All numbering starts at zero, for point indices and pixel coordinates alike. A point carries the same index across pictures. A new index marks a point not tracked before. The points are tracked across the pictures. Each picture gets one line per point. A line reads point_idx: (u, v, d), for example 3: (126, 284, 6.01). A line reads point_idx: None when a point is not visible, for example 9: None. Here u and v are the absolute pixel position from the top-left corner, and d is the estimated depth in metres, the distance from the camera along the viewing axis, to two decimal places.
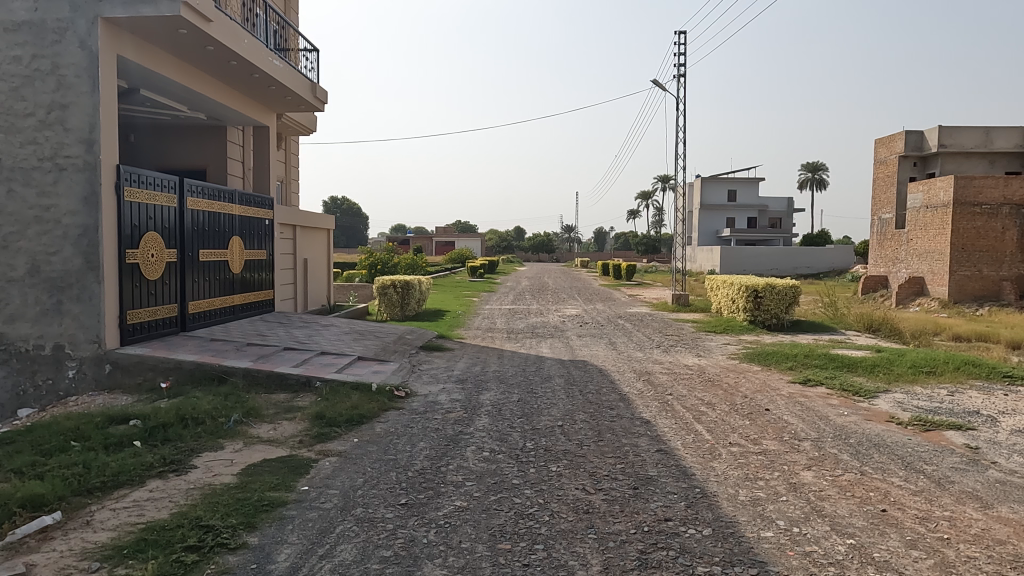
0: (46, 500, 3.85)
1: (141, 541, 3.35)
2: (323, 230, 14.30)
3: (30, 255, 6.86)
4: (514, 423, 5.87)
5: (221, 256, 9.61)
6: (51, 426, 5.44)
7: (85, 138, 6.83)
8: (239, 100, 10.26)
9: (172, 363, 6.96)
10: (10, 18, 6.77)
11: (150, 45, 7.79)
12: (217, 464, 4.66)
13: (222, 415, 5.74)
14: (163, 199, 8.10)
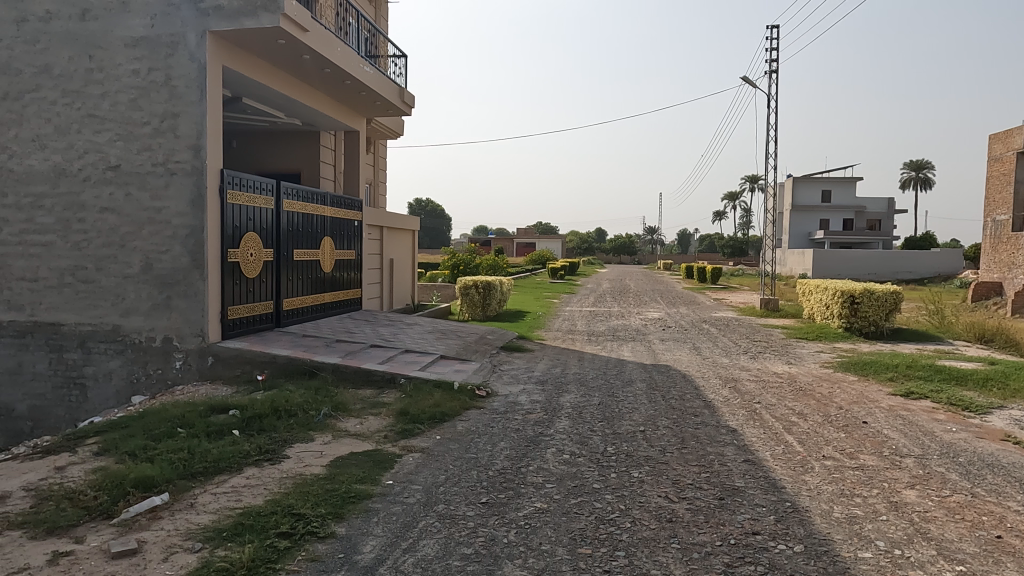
0: (155, 482, 4.14)
1: (239, 525, 3.54)
2: (408, 231, 14.66)
3: (144, 253, 7.42)
4: (596, 427, 5.81)
5: (313, 256, 10.03)
6: (160, 412, 5.84)
7: (192, 145, 7.29)
8: (332, 106, 10.68)
9: (267, 357, 7.30)
10: (129, 34, 7.31)
11: (252, 55, 8.22)
12: (307, 455, 4.86)
13: (313, 408, 5.99)
14: (261, 202, 8.54)
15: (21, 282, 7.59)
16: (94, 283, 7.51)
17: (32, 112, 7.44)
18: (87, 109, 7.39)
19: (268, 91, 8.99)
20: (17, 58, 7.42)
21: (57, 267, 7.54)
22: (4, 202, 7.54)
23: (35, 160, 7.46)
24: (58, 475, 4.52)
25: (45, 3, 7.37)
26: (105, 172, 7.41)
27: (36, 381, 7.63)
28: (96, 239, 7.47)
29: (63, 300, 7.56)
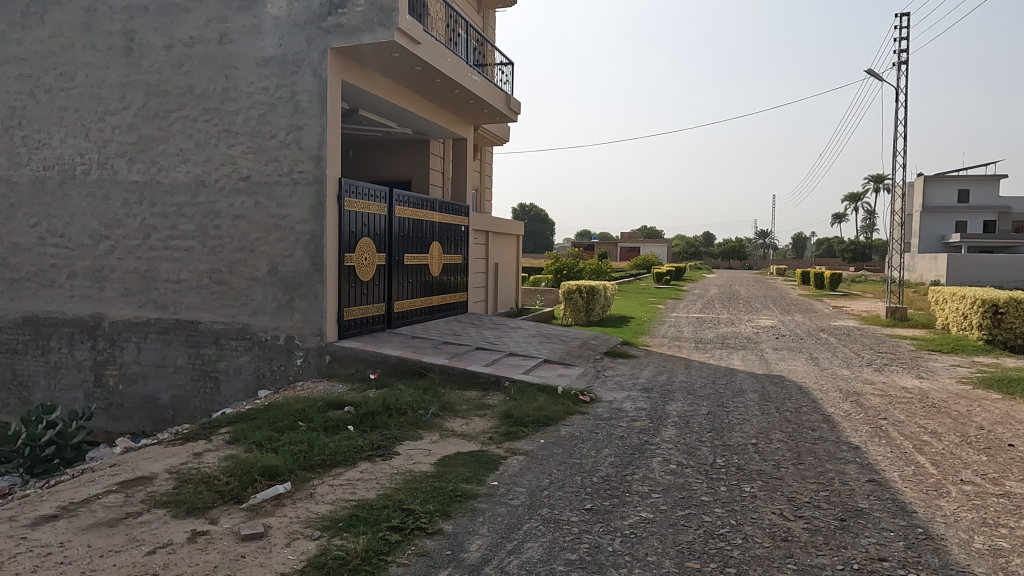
0: (278, 471, 4.43)
1: (354, 516, 3.72)
2: (513, 235, 14.84)
3: (271, 258, 7.98)
4: (704, 437, 5.62)
5: (423, 260, 10.37)
6: (284, 406, 6.24)
7: (314, 156, 7.75)
8: (442, 115, 11.01)
9: (379, 357, 7.63)
10: (260, 54, 7.89)
11: (369, 69, 8.63)
12: (416, 453, 5.04)
13: (422, 408, 6.20)
14: (375, 208, 8.94)
15: (166, 284, 8.37)
16: (227, 285, 8.16)
17: (177, 129, 8.19)
18: (223, 125, 8.05)
19: (383, 103, 9.39)
20: (165, 80, 8.20)
21: (196, 269, 8.25)
22: (153, 211, 8.34)
23: (179, 172, 8.21)
24: (196, 460, 4.94)
25: (189, 29, 8.10)
26: (238, 183, 8.03)
27: (177, 374, 8.38)
28: (230, 244, 8.11)
29: (200, 300, 8.25)
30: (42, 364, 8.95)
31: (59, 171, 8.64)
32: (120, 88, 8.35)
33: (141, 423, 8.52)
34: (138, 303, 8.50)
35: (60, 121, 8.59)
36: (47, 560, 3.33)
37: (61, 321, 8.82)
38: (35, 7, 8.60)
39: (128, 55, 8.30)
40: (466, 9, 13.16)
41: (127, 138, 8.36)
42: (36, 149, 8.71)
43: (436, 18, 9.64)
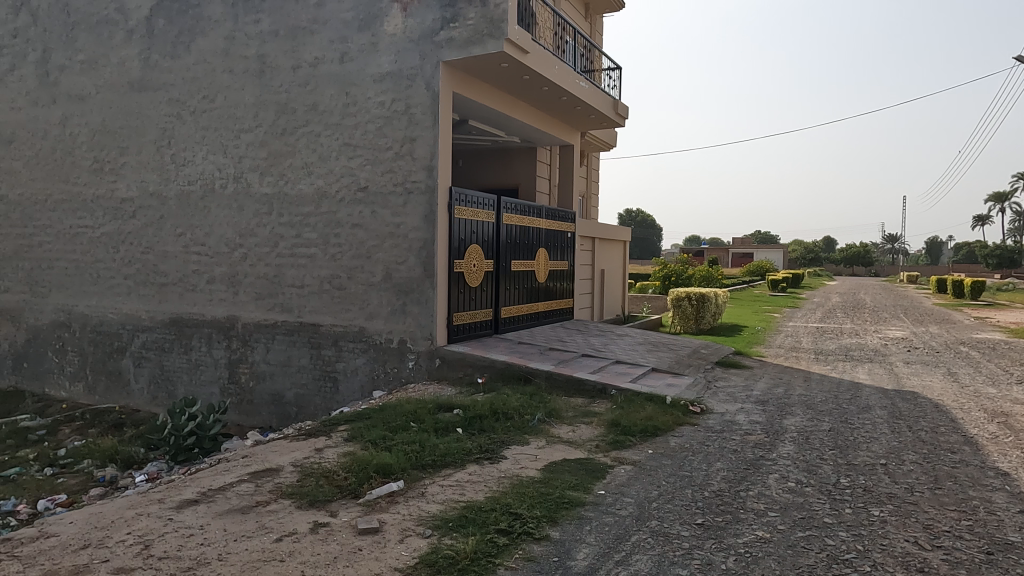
0: (392, 469, 4.61)
1: (463, 517, 3.81)
2: (620, 241, 14.67)
3: (386, 264, 8.34)
4: (826, 455, 5.29)
5: (530, 267, 10.46)
6: (397, 407, 6.49)
7: (427, 166, 8.03)
8: (550, 122, 11.09)
9: (487, 361, 7.77)
10: (378, 70, 8.29)
11: (479, 80, 8.85)
12: (523, 458, 5.08)
13: (528, 413, 6.24)
14: (484, 216, 9.13)
15: (291, 288, 8.95)
16: (345, 290, 8.61)
17: (302, 144, 8.76)
18: (343, 139, 8.51)
19: (492, 112, 9.60)
20: (293, 99, 8.79)
21: (318, 275, 8.76)
22: (281, 220, 8.96)
23: (304, 184, 8.77)
24: (317, 455, 5.24)
25: (314, 50, 8.65)
26: (357, 193, 8.46)
27: (300, 373, 8.93)
28: (349, 251, 8.55)
29: (322, 304, 8.76)
30: (185, 361, 9.83)
31: (201, 185, 9.48)
32: (253, 108, 9.05)
33: (268, 418, 9.15)
34: (268, 306, 9.14)
35: (202, 139, 9.42)
36: (190, 541, 3.64)
37: (201, 322, 9.65)
38: (183, 38, 9.50)
39: (261, 77, 8.98)
40: (574, 17, 13.20)
41: (259, 154, 9.04)
42: (182, 165, 9.60)
43: (545, 27, 9.73)
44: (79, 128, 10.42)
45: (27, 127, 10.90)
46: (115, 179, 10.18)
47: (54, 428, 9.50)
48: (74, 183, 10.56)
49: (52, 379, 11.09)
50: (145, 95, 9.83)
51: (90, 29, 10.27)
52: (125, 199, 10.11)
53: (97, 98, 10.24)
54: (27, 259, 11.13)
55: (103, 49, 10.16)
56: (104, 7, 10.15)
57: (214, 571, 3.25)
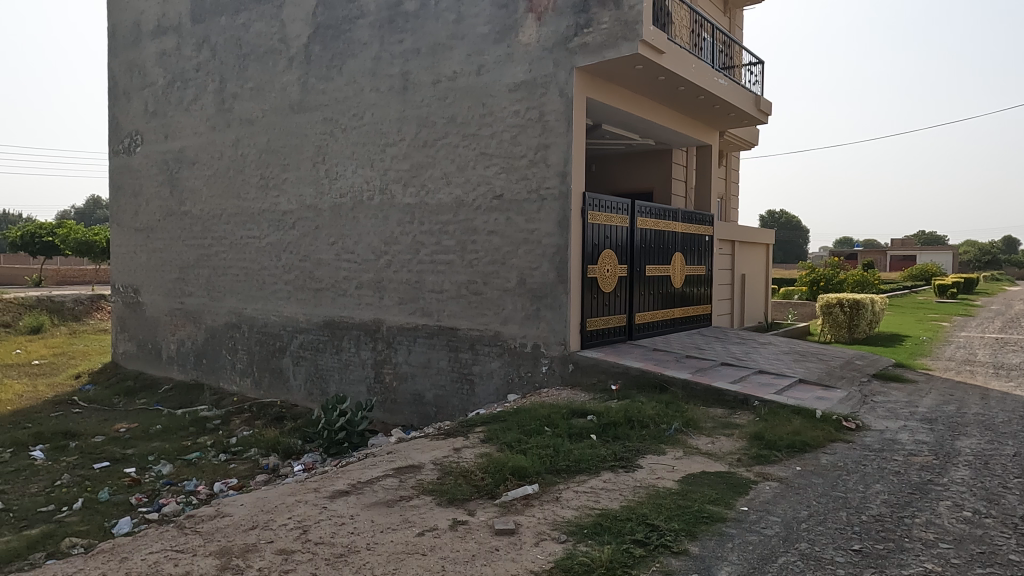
0: (527, 473, 4.67)
1: (599, 524, 3.77)
2: (762, 244, 13.91)
3: (521, 270, 8.48)
4: (1010, 483, 4.67)
5: (665, 271, 10.19)
6: (531, 411, 6.56)
7: (560, 172, 8.08)
8: (687, 123, 10.77)
9: (621, 368, 7.66)
10: (513, 81, 8.48)
11: (613, 83, 8.78)
12: (659, 468, 4.95)
13: (664, 422, 6.07)
14: (618, 220, 9.03)
15: (431, 294, 9.36)
16: (482, 295, 8.85)
17: (442, 155, 9.14)
18: (480, 149, 8.78)
19: (627, 115, 9.47)
20: (433, 112, 9.20)
21: (456, 281, 9.09)
22: (422, 229, 9.40)
23: (443, 194, 9.14)
24: (455, 455, 5.43)
25: (453, 64, 9.00)
26: (492, 201, 8.69)
27: (439, 374, 9.30)
28: (485, 257, 8.80)
29: (460, 308, 9.07)
30: (336, 361, 10.58)
31: (351, 197, 10.18)
32: (397, 123, 9.58)
33: (410, 417, 9.62)
34: (409, 311, 9.61)
35: (352, 154, 10.12)
36: (342, 529, 3.91)
37: (351, 325, 10.34)
38: (335, 62, 10.27)
39: (404, 94, 9.49)
40: (711, 13, 12.73)
41: (402, 166, 9.55)
42: (335, 179, 10.36)
43: (682, 25, 9.47)
44: (248, 149, 11.58)
45: (207, 150, 12.27)
46: (277, 194, 11.19)
47: (227, 419, 10.59)
48: (243, 199, 11.74)
49: (225, 375, 12.37)
50: (303, 116, 10.73)
51: (257, 59, 11.38)
52: (286, 212, 11.08)
53: (263, 121, 11.32)
54: (206, 267, 12.51)
55: (267, 77, 11.22)
56: (269, 38, 11.21)
57: (364, 558, 3.45)
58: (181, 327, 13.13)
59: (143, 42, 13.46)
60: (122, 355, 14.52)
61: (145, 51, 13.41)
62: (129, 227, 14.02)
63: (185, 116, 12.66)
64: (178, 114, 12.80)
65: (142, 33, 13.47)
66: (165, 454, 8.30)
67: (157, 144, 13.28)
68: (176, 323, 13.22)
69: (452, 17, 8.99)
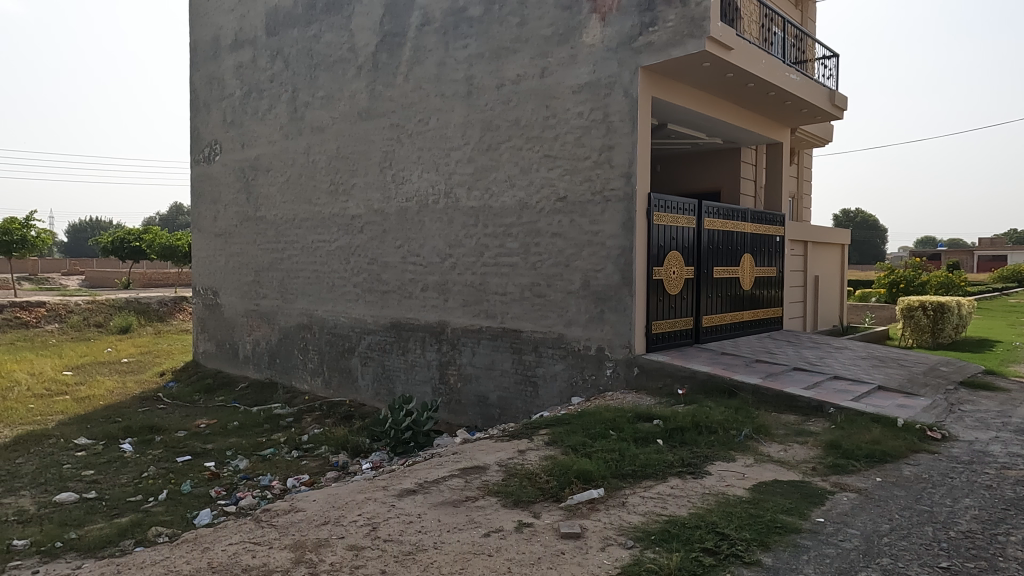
0: (593, 476, 4.63)
1: (667, 531, 3.70)
2: (837, 245, 13.36)
3: (585, 272, 8.43)
4: None
5: (734, 273, 9.92)
6: (596, 414, 6.51)
7: (625, 173, 7.99)
8: (758, 121, 10.49)
9: (687, 372, 7.50)
10: (577, 82, 8.45)
11: (680, 82, 8.62)
12: (729, 475, 4.81)
13: (734, 428, 5.91)
14: (684, 221, 8.85)
15: (495, 296, 9.42)
16: (546, 297, 8.84)
17: (505, 158, 9.19)
18: (544, 151, 8.78)
19: (693, 114, 9.28)
20: (497, 116, 9.27)
21: (520, 283, 9.11)
22: (486, 231, 9.48)
23: (507, 197, 9.19)
24: (520, 456, 5.44)
25: (516, 68, 9.04)
26: (556, 203, 8.68)
27: (503, 376, 9.35)
28: (549, 260, 8.79)
29: (523, 310, 9.09)
30: (402, 362, 10.79)
31: (417, 201, 10.37)
32: (462, 127, 9.70)
33: (475, 418, 9.71)
34: (474, 312, 9.70)
35: (417, 159, 10.31)
36: (409, 527, 3.97)
37: (417, 326, 10.53)
38: (402, 68, 10.49)
39: (469, 98, 9.60)
40: (782, 6, 12.33)
41: (466, 170, 9.66)
42: (401, 184, 10.58)
43: (750, 20, 9.21)
44: (318, 156, 11.96)
45: (280, 157, 12.75)
46: (346, 199, 11.51)
47: (299, 417, 10.97)
48: (314, 204, 12.14)
49: (297, 374, 12.80)
50: (371, 122, 11.01)
51: (327, 69, 11.74)
52: (355, 216, 11.39)
53: (333, 128, 11.68)
54: (280, 270, 13.00)
55: (337, 85, 11.56)
56: (339, 48, 11.55)
57: (431, 557, 3.50)
58: (257, 328, 13.68)
59: (222, 55, 14.11)
60: (203, 354, 15.24)
61: (224, 64, 14.05)
62: (209, 232, 14.72)
63: (260, 125, 13.20)
64: (253, 123, 13.36)
65: (221, 47, 14.13)
66: (242, 450, 8.67)
67: (234, 153, 13.90)
68: (252, 324, 13.78)
69: (516, 21, 9.05)
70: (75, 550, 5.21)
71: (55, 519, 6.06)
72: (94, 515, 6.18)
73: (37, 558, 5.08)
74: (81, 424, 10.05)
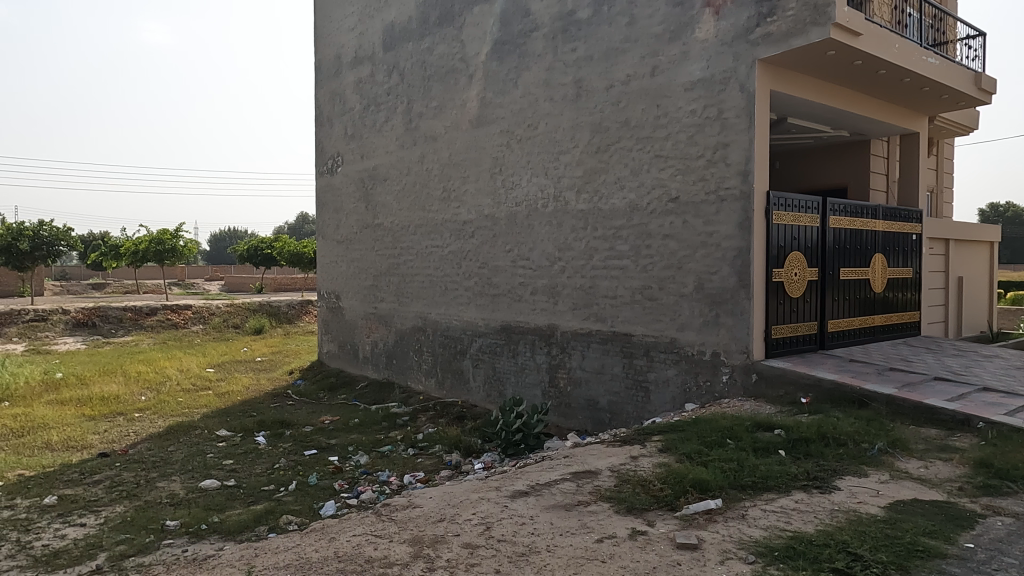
0: (709, 486, 4.47)
1: (792, 548, 3.50)
2: (984, 242, 12.13)
3: (699, 274, 8.17)
4: None
5: (863, 275, 9.25)
6: (712, 421, 6.27)
7: (742, 171, 7.67)
8: (891, 111, 9.74)
9: (812, 379, 7.07)
10: (689, 79, 8.21)
11: (801, 73, 8.16)
12: (861, 491, 4.48)
13: (866, 441, 5.49)
14: (807, 220, 8.36)
15: (605, 299, 9.32)
16: (657, 300, 8.65)
17: (615, 160, 9.09)
18: (654, 151, 8.60)
19: (816, 106, 8.75)
20: (606, 118, 9.20)
21: (630, 286, 8.97)
22: (595, 234, 9.41)
23: (617, 199, 9.09)
24: (633, 462, 5.35)
25: (626, 68, 8.92)
26: (668, 204, 8.47)
27: (614, 381, 9.23)
28: (660, 262, 8.59)
29: (634, 314, 8.94)
30: (513, 365, 10.92)
31: (527, 205, 10.47)
32: (571, 130, 9.70)
33: (585, 422, 9.66)
34: (583, 316, 9.65)
35: (527, 164, 10.42)
36: (522, 528, 4.01)
37: (527, 330, 10.63)
38: (512, 75, 10.65)
39: (578, 101, 9.58)
40: None
41: (575, 173, 9.65)
42: (511, 189, 10.73)
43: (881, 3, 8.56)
44: (432, 164, 12.38)
45: (396, 167, 13.31)
46: (458, 205, 11.83)
47: (414, 416, 11.38)
48: (428, 211, 12.56)
49: (412, 375, 13.28)
50: (482, 129, 11.25)
51: (440, 80, 12.13)
52: (466, 222, 11.68)
53: (445, 136, 12.04)
54: (396, 275, 13.56)
55: (449, 95, 11.92)
56: (451, 59, 11.91)
57: (545, 559, 3.52)
58: (375, 330, 14.34)
59: (343, 72, 14.94)
60: (327, 354, 16.17)
61: (345, 80, 14.87)
62: (332, 239, 15.62)
63: (378, 136, 13.84)
64: (372, 135, 14.04)
65: (342, 64, 14.97)
66: (363, 446, 9.11)
67: (354, 164, 14.66)
68: (371, 326, 14.46)
69: (626, 21, 8.93)
70: (218, 532, 5.69)
71: (200, 503, 6.64)
72: (233, 501, 6.72)
73: (186, 538, 5.60)
74: (221, 417, 10.95)
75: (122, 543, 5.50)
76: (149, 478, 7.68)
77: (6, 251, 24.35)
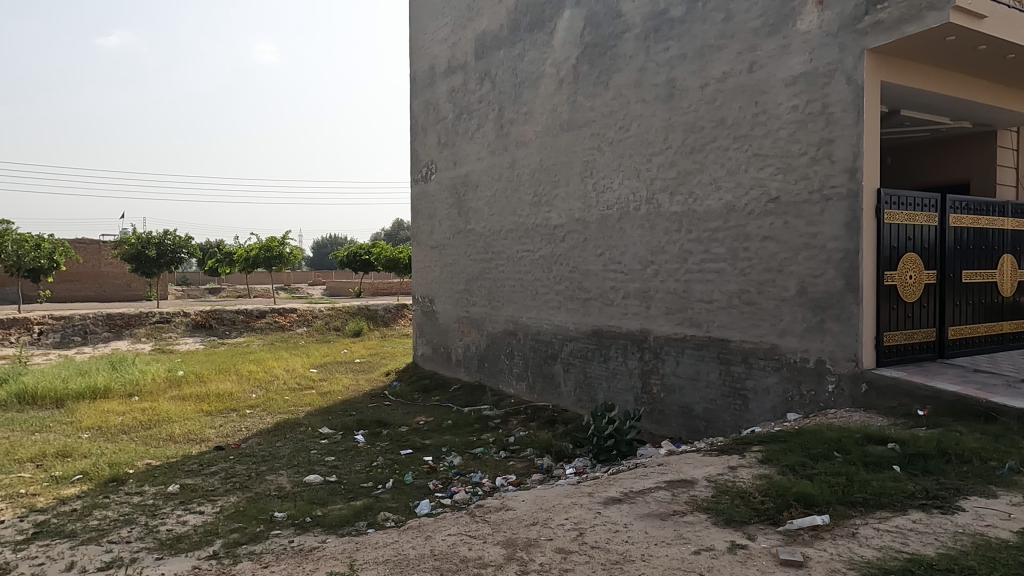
0: (815, 501, 4.24)
1: (909, 571, 3.26)
2: None
3: (801, 277, 7.78)
4: None
5: (989, 277, 8.49)
6: (817, 433, 5.95)
7: (849, 168, 7.25)
8: (1019, 98, 8.90)
9: (930, 391, 6.56)
10: (790, 73, 7.86)
11: (917, 61, 7.61)
12: (989, 514, 4.10)
13: (994, 459, 5.04)
14: (923, 219, 7.79)
15: (700, 303, 9.05)
16: (756, 305, 8.31)
17: (710, 160, 8.82)
18: (753, 150, 8.29)
19: (934, 97, 8.14)
20: (701, 117, 8.95)
21: (727, 290, 8.67)
22: (690, 237, 9.17)
23: (712, 200, 8.82)
24: (731, 473, 5.16)
25: (722, 64, 8.65)
26: (767, 205, 8.13)
27: (710, 388, 8.95)
28: (760, 265, 8.25)
29: (731, 319, 8.63)
30: (604, 369, 10.81)
31: (618, 208, 10.35)
32: (664, 131, 9.51)
33: (679, 430, 9.41)
34: (677, 320, 9.42)
35: (618, 167, 10.31)
36: (616, 536, 3.96)
37: (618, 334, 10.50)
38: (602, 78, 10.58)
39: (671, 101, 9.39)
40: None
41: (669, 174, 9.44)
42: (602, 192, 10.65)
43: None
44: (522, 169, 12.48)
45: (488, 172, 13.52)
46: (549, 209, 11.86)
47: (505, 418, 11.49)
48: (519, 215, 12.67)
49: (504, 378, 13.42)
50: (572, 133, 11.23)
51: (531, 85, 12.21)
52: (557, 226, 11.69)
53: (536, 140, 12.12)
54: (487, 279, 13.76)
55: (540, 100, 11.99)
56: (541, 64, 11.99)
57: (639, 569, 3.45)
58: (467, 333, 14.60)
59: (437, 82, 15.36)
60: (421, 357, 16.62)
61: (439, 89, 15.28)
62: (426, 244, 16.05)
63: (470, 143, 14.11)
64: (464, 142, 14.32)
65: (436, 74, 15.38)
66: (456, 447, 9.28)
67: (447, 171, 15.01)
68: (463, 330, 14.73)
69: (721, 17, 8.67)
70: (321, 525, 5.96)
71: (305, 497, 6.98)
72: (334, 496, 7.02)
73: (293, 529, 5.91)
74: (324, 415, 11.49)
75: (236, 531, 5.88)
76: (259, 471, 8.16)
77: (136, 258, 26.67)
